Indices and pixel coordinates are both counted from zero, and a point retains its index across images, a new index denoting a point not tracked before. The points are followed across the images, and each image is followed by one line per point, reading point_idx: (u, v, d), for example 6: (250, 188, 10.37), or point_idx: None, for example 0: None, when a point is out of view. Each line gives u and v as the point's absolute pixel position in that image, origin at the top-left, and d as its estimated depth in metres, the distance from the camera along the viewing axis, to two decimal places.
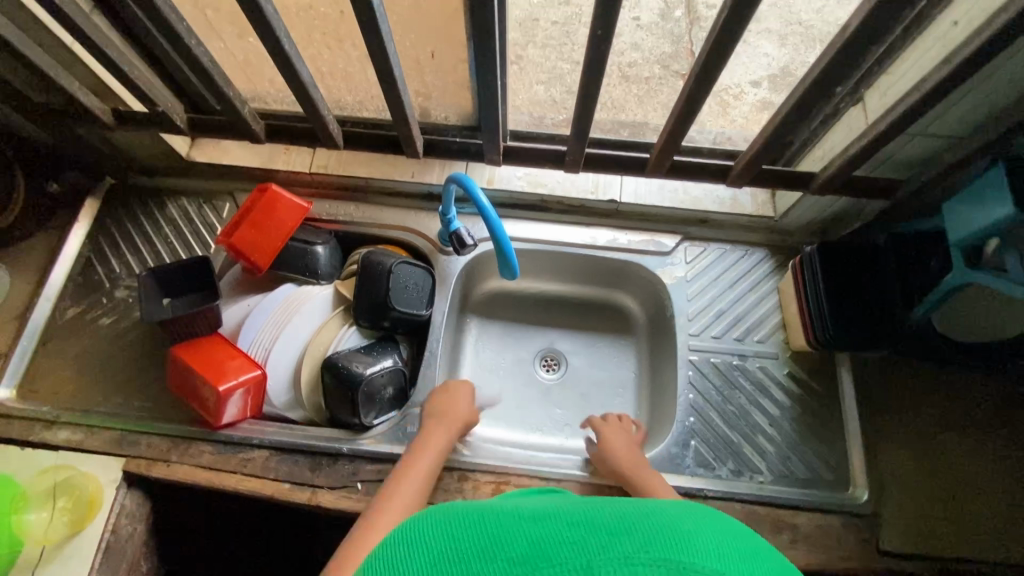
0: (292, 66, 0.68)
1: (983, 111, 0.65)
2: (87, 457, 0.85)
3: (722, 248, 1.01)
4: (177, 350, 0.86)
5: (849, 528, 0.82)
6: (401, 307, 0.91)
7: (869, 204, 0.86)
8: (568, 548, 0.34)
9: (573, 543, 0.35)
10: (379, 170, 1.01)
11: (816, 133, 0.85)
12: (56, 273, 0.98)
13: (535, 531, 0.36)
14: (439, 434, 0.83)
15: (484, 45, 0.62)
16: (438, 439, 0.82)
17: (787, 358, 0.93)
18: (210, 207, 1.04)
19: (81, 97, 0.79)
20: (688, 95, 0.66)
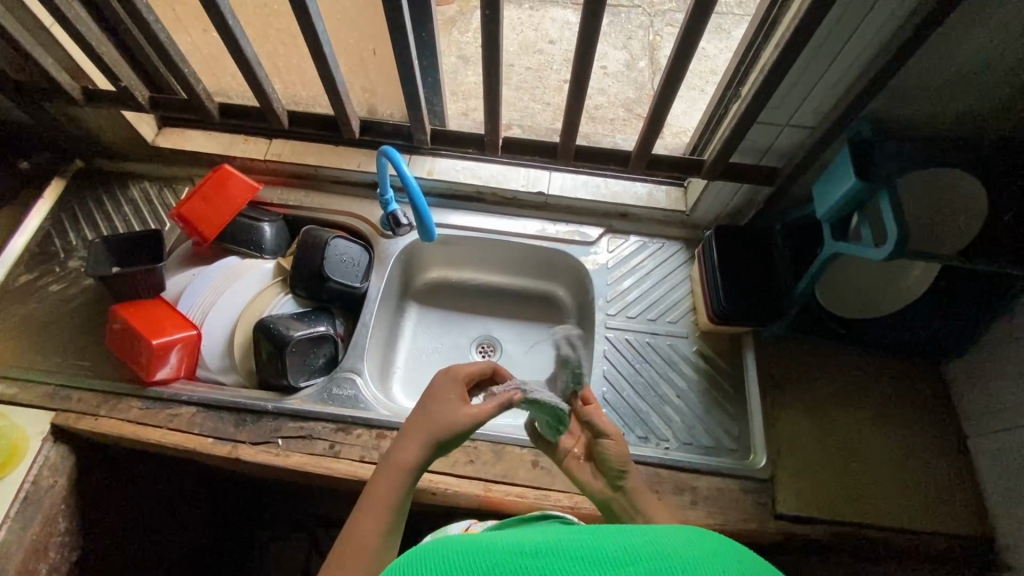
0: (237, 43, 0.78)
1: (827, 99, 0.76)
2: (18, 409, 0.88)
3: (642, 240, 1.09)
4: (118, 308, 0.91)
5: (746, 492, 0.86)
6: (336, 278, 0.98)
7: (762, 194, 0.96)
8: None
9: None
10: (327, 159, 1.10)
11: (711, 129, 0.96)
12: (15, 243, 1.04)
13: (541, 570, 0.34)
14: (422, 437, 0.65)
15: (396, 26, 0.73)
16: (416, 440, 0.65)
17: (697, 338, 1.00)
18: (170, 191, 1.12)
19: (51, 71, 0.89)
20: (576, 78, 0.76)
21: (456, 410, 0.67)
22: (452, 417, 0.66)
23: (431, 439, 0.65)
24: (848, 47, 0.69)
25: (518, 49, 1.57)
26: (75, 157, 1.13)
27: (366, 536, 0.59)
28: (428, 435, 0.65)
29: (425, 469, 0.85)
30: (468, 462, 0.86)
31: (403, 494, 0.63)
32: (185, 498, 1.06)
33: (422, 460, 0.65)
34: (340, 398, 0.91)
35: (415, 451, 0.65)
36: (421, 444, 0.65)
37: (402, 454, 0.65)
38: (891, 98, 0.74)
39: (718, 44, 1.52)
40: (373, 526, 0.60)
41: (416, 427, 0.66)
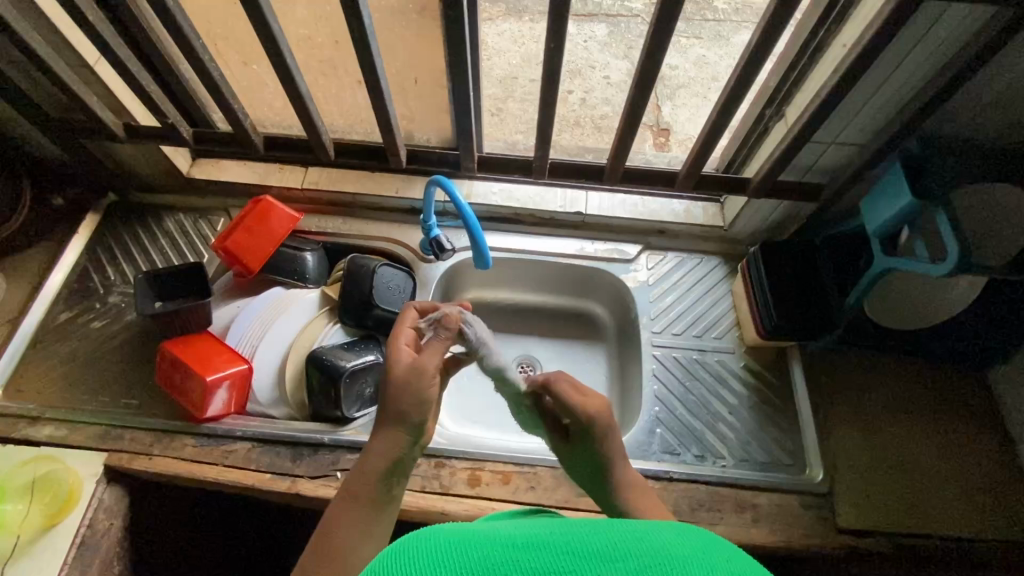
0: (293, 78, 0.79)
1: (878, 119, 0.77)
2: (70, 452, 0.87)
3: (680, 256, 1.10)
4: (168, 345, 0.91)
5: (806, 507, 0.86)
6: (383, 305, 0.97)
7: (804, 208, 0.96)
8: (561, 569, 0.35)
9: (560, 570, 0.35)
10: (365, 187, 1.09)
11: (751, 147, 0.97)
12: (52, 280, 1.02)
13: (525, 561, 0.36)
14: (393, 424, 0.60)
15: (457, 58, 0.74)
16: (389, 429, 0.60)
17: (743, 353, 1.01)
18: (205, 222, 1.11)
19: (96, 110, 0.88)
20: (632, 102, 0.77)
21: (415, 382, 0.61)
22: (410, 385, 0.60)
23: (399, 424, 0.60)
24: (902, 69, 0.70)
25: (520, 61, 1.57)
26: (108, 191, 1.12)
27: (341, 533, 0.55)
28: (398, 423, 0.60)
29: (487, 497, 0.85)
30: (530, 487, 0.86)
31: (381, 486, 0.59)
32: (230, 530, 1.05)
33: (400, 449, 0.60)
34: None
35: (386, 438, 0.60)
36: (394, 432, 0.60)
37: (376, 444, 0.60)
38: (942, 117, 0.76)
39: (718, 51, 1.53)
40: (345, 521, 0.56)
41: (385, 411, 0.61)
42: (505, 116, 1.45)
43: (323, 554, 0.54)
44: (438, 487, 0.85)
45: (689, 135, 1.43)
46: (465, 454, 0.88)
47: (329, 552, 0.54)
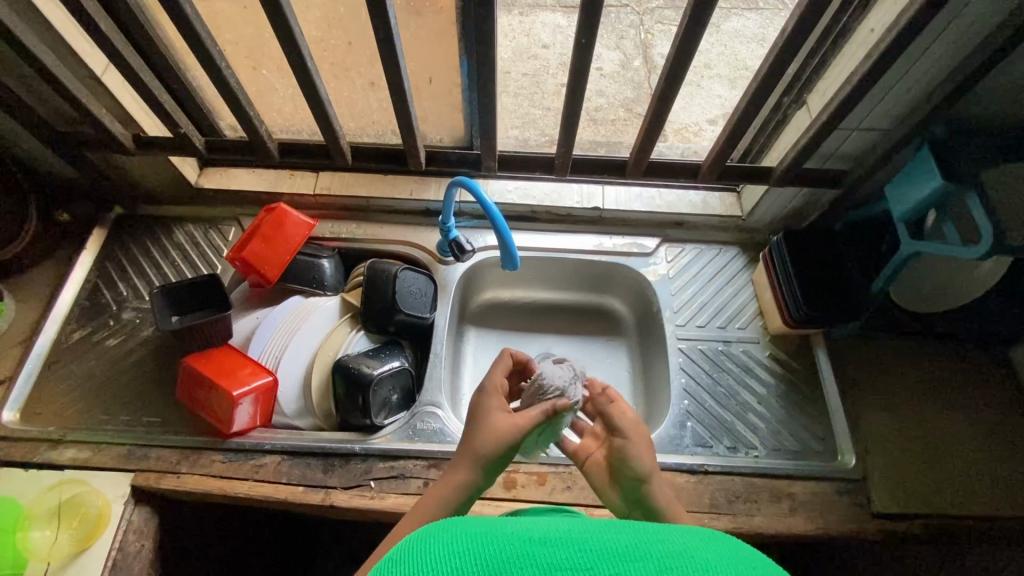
0: (313, 81, 0.77)
1: (905, 102, 0.77)
2: (95, 473, 0.85)
3: (698, 247, 1.10)
4: (189, 360, 0.88)
5: (842, 493, 0.87)
6: (406, 310, 0.96)
7: (824, 195, 0.96)
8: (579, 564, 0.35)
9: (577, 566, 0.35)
10: (379, 190, 1.08)
11: (770, 136, 0.97)
12: (63, 298, 1.00)
13: (543, 555, 0.36)
14: (469, 461, 0.61)
15: (483, 56, 0.72)
16: (465, 464, 0.61)
17: (768, 342, 1.01)
18: (216, 232, 1.09)
19: (106, 122, 0.86)
20: (659, 95, 0.77)
21: (494, 424, 0.62)
22: (496, 433, 0.61)
23: (478, 462, 0.60)
24: (932, 53, 0.70)
25: (512, 56, 1.55)
26: (114, 204, 1.09)
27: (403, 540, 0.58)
28: (475, 460, 0.60)
29: (524, 499, 0.84)
30: (565, 488, 0.86)
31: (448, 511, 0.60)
32: (255, 543, 1.04)
33: (474, 483, 0.61)
34: (426, 433, 0.90)
35: (463, 473, 0.60)
36: (470, 469, 0.60)
37: (453, 475, 0.61)
38: (969, 100, 0.76)
39: (712, 38, 1.53)
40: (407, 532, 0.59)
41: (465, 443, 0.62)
42: (501, 111, 1.44)
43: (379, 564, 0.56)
44: None
45: (688, 124, 1.41)
46: None
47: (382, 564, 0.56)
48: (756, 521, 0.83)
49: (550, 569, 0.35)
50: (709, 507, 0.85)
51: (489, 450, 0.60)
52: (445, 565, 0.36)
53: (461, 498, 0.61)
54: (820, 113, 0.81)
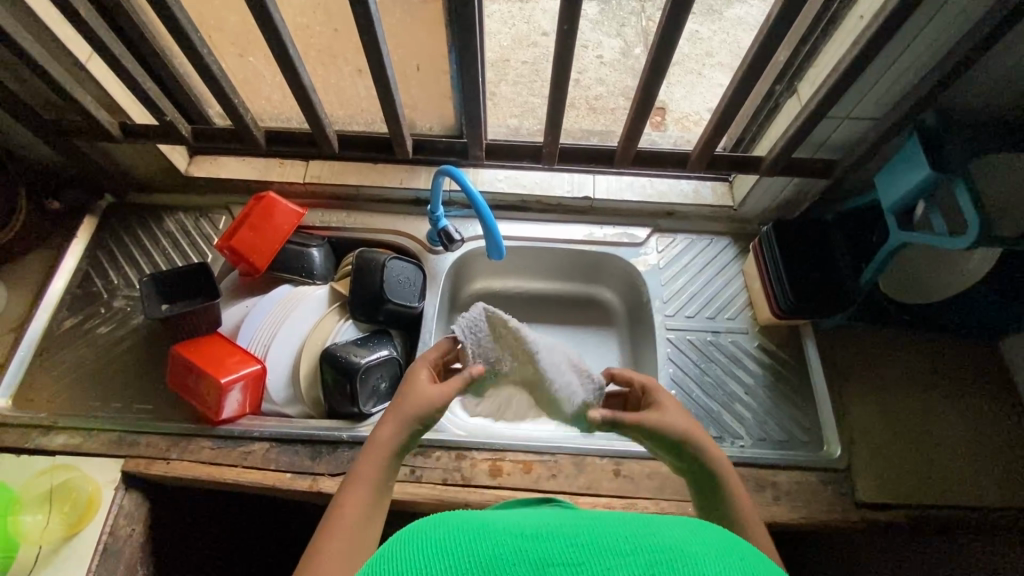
0: (296, 68, 0.77)
1: (894, 90, 0.76)
2: (86, 459, 0.86)
3: (690, 237, 1.09)
4: (178, 348, 0.89)
5: (825, 483, 0.87)
6: (394, 299, 0.96)
7: (815, 184, 0.96)
8: (573, 563, 0.34)
9: (570, 565, 0.34)
10: (368, 178, 1.07)
11: (763, 125, 0.96)
12: (54, 286, 1.00)
13: (536, 552, 0.35)
14: (397, 417, 0.65)
15: (465, 42, 0.72)
16: (393, 422, 0.65)
17: (756, 332, 1.01)
18: (207, 220, 1.09)
19: (92, 109, 0.86)
20: (645, 83, 0.76)
21: (423, 387, 0.68)
22: (422, 393, 0.67)
23: (408, 420, 0.65)
24: (919, 42, 0.69)
25: (511, 43, 1.53)
26: (105, 192, 1.09)
27: (352, 517, 0.58)
28: (403, 418, 0.65)
29: (510, 487, 0.85)
30: (551, 476, 0.86)
31: (382, 475, 0.62)
32: (246, 528, 1.06)
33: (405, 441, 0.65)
34: None
35: (391, 429, 0.65)
36: (399, 426, 0.65)
37: (382, 433, 0.65)
38: (958, 88, 0.75)
39: (713, 25, 1.51)
40: (355, 507, 0.59)
41: (394, 406, 0.66)
42: (499, 100, 1.43)
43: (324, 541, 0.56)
44: (460, 479, 0.85)
45: (688, 113, 1.40)
46: (485, 445, 0.88)
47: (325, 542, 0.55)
48: None
49: (541, 566, 0.34)
50: None
51: (419, 408, 0.66)
52: (435, 563, 0.35)
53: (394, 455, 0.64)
54: (809, 101, 0.80)
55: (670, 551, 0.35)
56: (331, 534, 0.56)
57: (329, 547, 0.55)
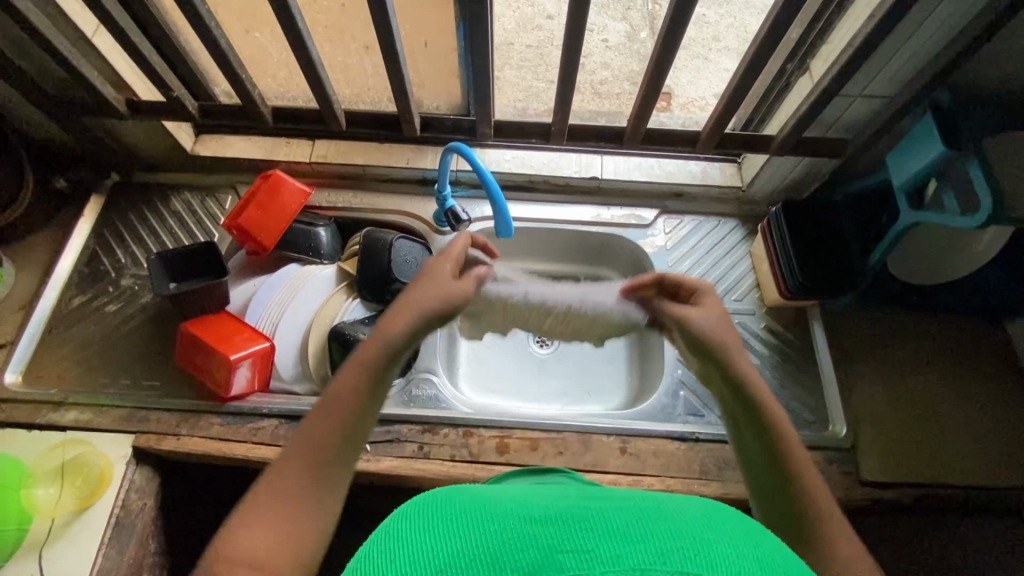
0: (304, 43, 0.76)
1: (910, 67, 0.75)
2: (96, 435, 0.86)
3: (697, 219, 1.09)
4: (187, 325, 0.90)
5: (830, 462, 0.87)
6: (402, 279, 0.96)
7: (826, 164, 0.95)
8: (584, 557, 0.31)
9: (583, 557, 0.31)
10: (375, 158, 1.07)
11: (774, 104, 0.95)
12: (62, 265, 1.00)
13: (545, 539, 0.33)
14: (412, 308, 0.62)
15: (476, 16, 0.71)
16: (408, 311, 0.62)
17: (764, 314, 1.01)
18: (213, 199, 1.08)
19: (98, 84, 0.85)
20: (657, 60, 0.75)
21: (442, 280, 0.66)
22: (440, 288, 0.65)
23: (421, 313, 0.62)
24: (937, 17, 0.68)
25: (516, 26, 1.51)
26: (111, 171, 1.08)
27: (340, 406, 0.56)
28: (419, 308, 0.63)
29: (517, 463, 0.86)
30: (557, 453, 0.87)
31: (382, 365, 0.59)
32: None
33: (406, 342, 0.61)
34: (421, 399, 0.91)
35: (405, 320, 0.61)
36: (412, 318, 0.62)
37: (394, 321, 0.61)
38: (974, 64, 0.74)
39: (721, 8, 1.49)
40: (344, 399, 0.56)
41: (409, 298, 0.64)
42: (503, 84, 1.42)
43: (306, 429, 0.54)
44: (467, 456, 0.86)
45: (694, 97, 1.39)
46: (493, 423, 0.88)
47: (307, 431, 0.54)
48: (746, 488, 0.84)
49: (550, 551, 0.32)
50: (698, 473, 0.86)
51: (433, 302, 0.63)
52: (443, 546, 0.33)
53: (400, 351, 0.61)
54: (823, 78, 0.79)
55: (687, 541, 0.32)
56: (311, 423, 0.55)
57: (308, 437, 0.54)
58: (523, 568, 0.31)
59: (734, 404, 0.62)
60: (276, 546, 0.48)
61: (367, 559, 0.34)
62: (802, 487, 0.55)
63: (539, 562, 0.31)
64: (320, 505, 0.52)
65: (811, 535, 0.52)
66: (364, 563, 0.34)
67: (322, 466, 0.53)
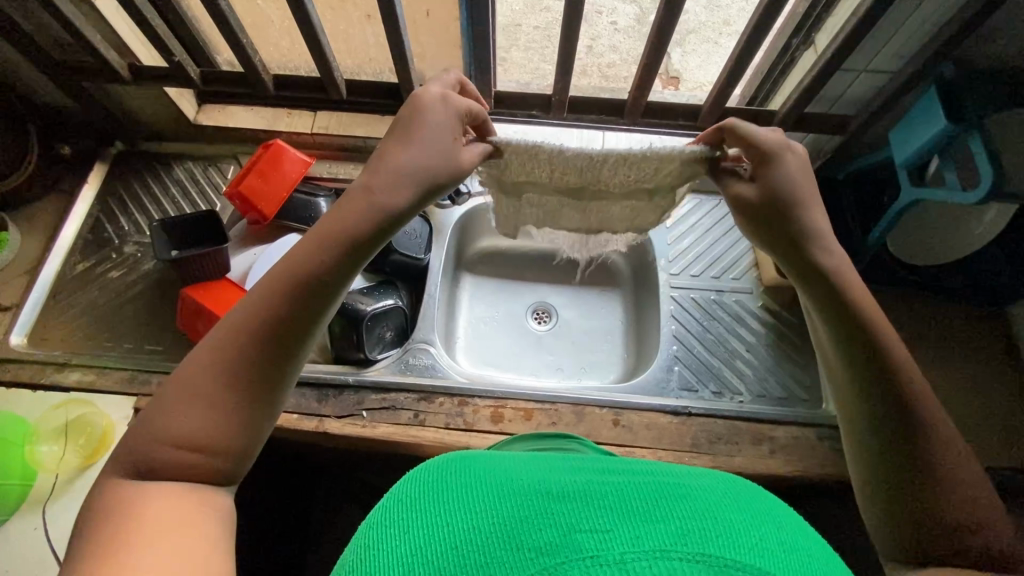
0: (305, 8, 0.76)
1: (914, 40, 0.74)
2: (98, 396, 0.88)
3: (697, 198, 1.09)
4: (188, 291, 0.91)
5: (823, 439, 0.87)
6: (400, 250, 0.97)
7: (828, 141, 0.94)
8: (601, 538, 0.30)
9: (599, 537, 0.30)
10: (376, 130, 1.07)
11: (778, 80, 0.94)
12: (66, 231, 1.01)
13: (561, 518, 0.31)
14: (397, 175, 0.57)
15: None
16: (397, 180, 0.57)
17: (761, 293, 1.01)
18: (215, 169, 1.09)
19: (100, 48, 0.85)
20: (658, 30, 0.74)
21: (445, 142, 0.60)
22: (437, 157, 0.59)
23: (412, 177, 0.57)
24: None
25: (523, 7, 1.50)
26: (115, 139, 1.09)
27: (290, 278, 0.52)
28: (411, 177, 0.57)
29: (510, 432, 0.87)
30: (551, 423, 0.88)
31: (345, 242, 0.54)
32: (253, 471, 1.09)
33: (360, 237, 0.55)
34: (418, 368, 0.93)
35: (386, 195, 0.56)
36: (396, 186, 0.56)
37: (373, 191, 0.56)
38: (980, 37, 0.73)
39: None
40: (294, 274, 0.52)
41: (394, 160, 0.57)
42: (510, 64, 1.41)
43: (255, 296, 0.52)
44: (462, 424, 0.87)
45: (700, 80, 1.38)
46: (488, 392, 0.89)
47: (256, 297, 0.51)
48: (738, 462, 0.85)
49: (568, 532, 0.30)
50: (690, 447, 0.86)
51: (420, 175, 0.58)
52: (459, 524, 0.33)
53: (372, 237, 0.56)
54: (827, 50, 0.79)
55: (704, 523, 0.31)
56: (259, 292, 0.52)
57: (254, 303, 0.51)
58: (540, 548, 0.30)
59: (841, 334, 0.56)
60: (206, 415, 0.48)
61: (387, 534, 0.34)
62: (912, 396, 0.52)
63: (557, 543, 0.30)
64: (251, 397, 0.50)
65: (918, 433, 0.51)
66: (384, 537, 0.34)
67: (255, 360, 0.50)
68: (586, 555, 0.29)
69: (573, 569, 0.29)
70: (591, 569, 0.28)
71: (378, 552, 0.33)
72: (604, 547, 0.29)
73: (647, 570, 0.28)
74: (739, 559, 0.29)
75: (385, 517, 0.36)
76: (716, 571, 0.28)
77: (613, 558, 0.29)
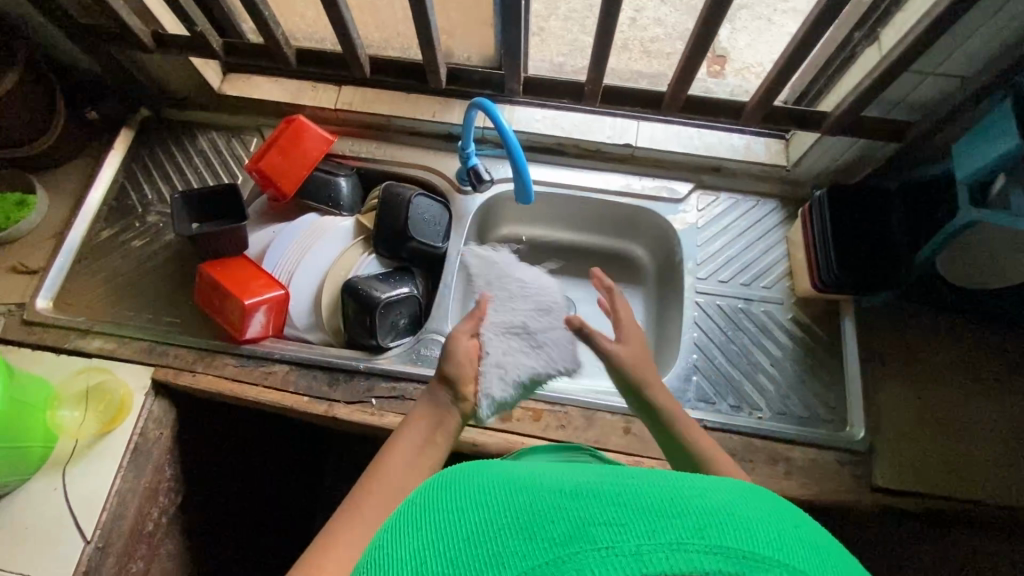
0: None
1: (991, 44, 0.66)
2: (118, 364, 0.90)
3: (733, 198, 1.02)
4: (206, 267, 0.91)
5: (843, 464, 0.84)
6: (419, 238, 0.95)
7: (883, 146, 0.87)
8: (616, 529, 0.28)
9: (613, 529, 0.28)
10: (400, 109, 1.03)
11: (833, 78, 0.86)
12: (92, 196, 1.02)
13: (573, 511, 0.30)
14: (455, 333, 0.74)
15: None
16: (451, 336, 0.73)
17: (792, 304, 0.95)
18: (238, 140, 1.08)
19: (123, 15, 0.84)
20: (704, 20, 0.68)
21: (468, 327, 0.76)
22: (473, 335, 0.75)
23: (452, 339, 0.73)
24: None
25: None
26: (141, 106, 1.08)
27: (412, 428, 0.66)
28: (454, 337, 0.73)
29: (518, 433, 0.85)
30: (559, 426, 0.86)
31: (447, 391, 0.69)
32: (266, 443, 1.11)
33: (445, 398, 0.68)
34: (430, 359, 0.92)
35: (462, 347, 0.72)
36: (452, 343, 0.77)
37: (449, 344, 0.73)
38: None
39: None
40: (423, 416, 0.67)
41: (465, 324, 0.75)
42: (547, 35, 1.32)
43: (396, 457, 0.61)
44: None
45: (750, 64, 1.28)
46: None
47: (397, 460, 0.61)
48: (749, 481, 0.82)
49: (582, 524, 0.29)
50: None
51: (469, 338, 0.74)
52: (471, 522, 0.32)
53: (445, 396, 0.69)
54: (892, 51, 0.71)
55: (725, 517, 0.29)
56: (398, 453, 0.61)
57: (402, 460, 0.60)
58: (552, 539, 0.29)
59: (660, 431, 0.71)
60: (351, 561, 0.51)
61: (397, 551, 0.33)
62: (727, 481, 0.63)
63: (568, 536, 0.29)
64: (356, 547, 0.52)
65: None
66: (391, 557, 0.33)
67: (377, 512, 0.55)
68: (600, 547, 0.28)
69: (587, 560, 0.27)
70: (606, 563, 0.27)
71: (387, 572, 0.32)
72: (619, 539, 0.28)
73: (666, 563, 0.27)
74: (762, 552, 0.28)
75: (395, 538, 0.35)
76: (739, 563, 0.27)
77: (629, 549, 0.27)
